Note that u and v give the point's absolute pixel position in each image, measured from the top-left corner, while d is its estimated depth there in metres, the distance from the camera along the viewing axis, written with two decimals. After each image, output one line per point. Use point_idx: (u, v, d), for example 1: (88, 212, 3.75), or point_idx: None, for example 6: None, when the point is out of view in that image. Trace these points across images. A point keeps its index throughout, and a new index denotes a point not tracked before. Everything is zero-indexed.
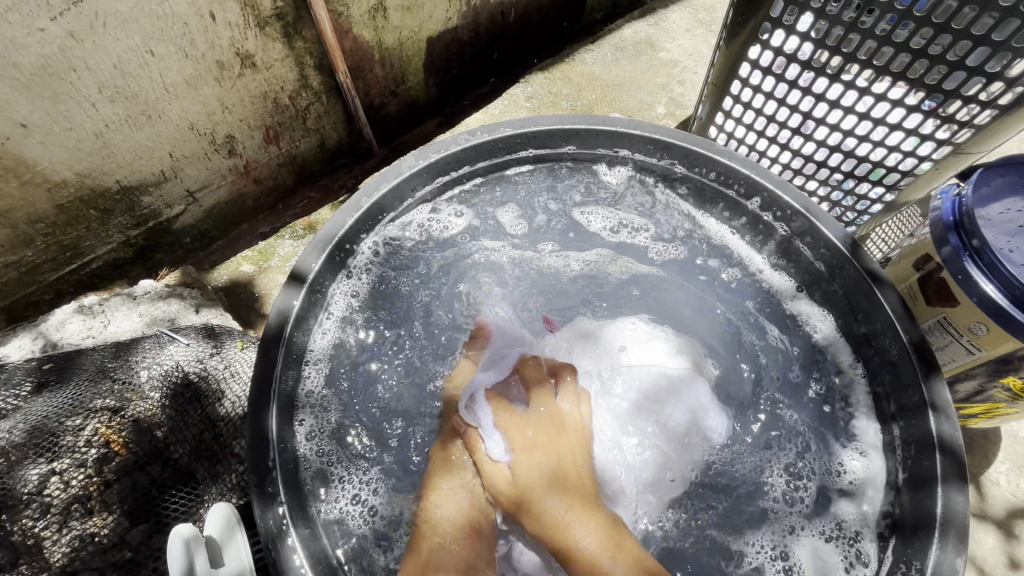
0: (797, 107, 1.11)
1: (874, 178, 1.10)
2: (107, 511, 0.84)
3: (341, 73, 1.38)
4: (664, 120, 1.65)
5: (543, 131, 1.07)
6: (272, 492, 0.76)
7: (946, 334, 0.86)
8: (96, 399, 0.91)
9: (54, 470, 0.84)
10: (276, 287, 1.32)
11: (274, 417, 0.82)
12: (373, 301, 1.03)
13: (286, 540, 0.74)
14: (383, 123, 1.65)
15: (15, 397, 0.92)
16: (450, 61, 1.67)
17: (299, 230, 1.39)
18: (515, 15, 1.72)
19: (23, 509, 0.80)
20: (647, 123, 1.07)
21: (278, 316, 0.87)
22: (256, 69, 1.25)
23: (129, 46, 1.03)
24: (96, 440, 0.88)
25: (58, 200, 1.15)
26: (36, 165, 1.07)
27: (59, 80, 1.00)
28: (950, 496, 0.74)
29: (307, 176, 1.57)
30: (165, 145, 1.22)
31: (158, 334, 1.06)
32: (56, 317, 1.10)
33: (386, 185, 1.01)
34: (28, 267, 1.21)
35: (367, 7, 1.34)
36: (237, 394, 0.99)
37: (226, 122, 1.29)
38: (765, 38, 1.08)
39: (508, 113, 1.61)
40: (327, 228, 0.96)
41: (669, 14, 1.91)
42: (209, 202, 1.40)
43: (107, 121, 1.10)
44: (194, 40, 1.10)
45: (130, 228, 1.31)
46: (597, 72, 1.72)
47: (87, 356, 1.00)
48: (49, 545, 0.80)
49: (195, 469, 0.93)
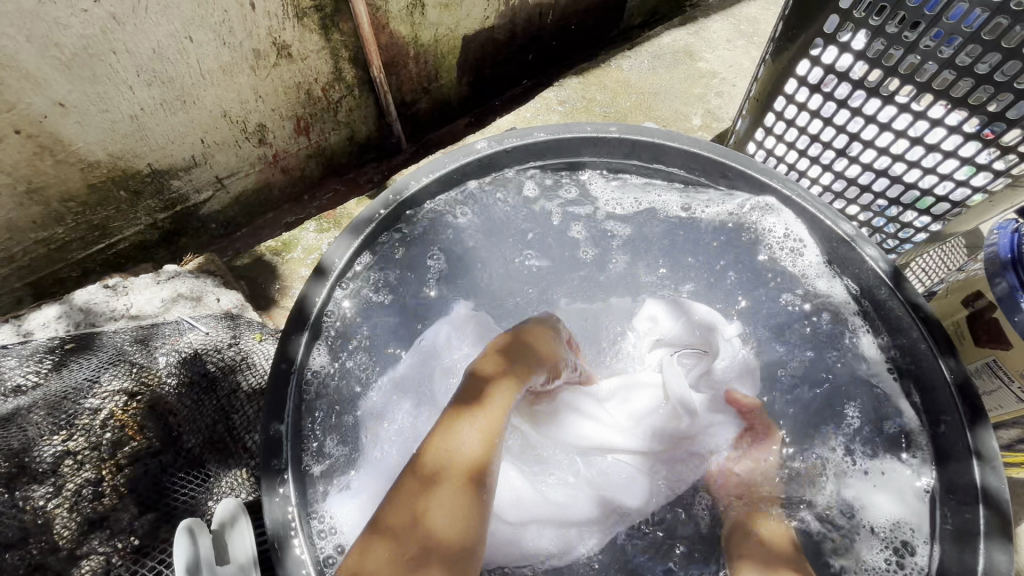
0: (844, 128, 1.06)
1: (921, 207, 1.05)
2: (116, 495, 0.84)
3: (374, 69, 1.37)
4: (699, 132, 1.62)
5: (579, 138, 1.05)
6: (282, 493, 0.76)
7: (996, 379, 0.81)
8: (112, 381, 0.90)
9: (67, 450, 0.83)
10: (299, 279, 1.32)
11: (290, 410, 0.81)
12: (408, 290, 1.04)
13: (293, 543, 0.74)
14: (413, 120, 1.65)
15: (35, 374, 0.92)
16: (484, 60, 1.65)
17: (324, 223, 1.39)
18: (553, 17, 1.70)
19: (38, 486, 0.79)
20: (685, 135, 1.04)
21: (299, 305, 0.87)
22: (292, 60, 1.24)
23: (168, 30, 1.03)
24: (110, 424, 0.87)
25: (90, 179, 1.16)
26: (71, 144, 1.08)
27: (98, 62, 1.00)
28: (992, 554, 0.70)
29: (334, 168, 1.57)
30: (198, 130, 1.22)
31: (178, 320, 1.07)
32: (81, 296, 1.11)
33: (417, 183, 0.99)
34: (58, 244, 1.22)
35: (405, 3, 1.33)
36: (253, 385, 1.02)
37: (258, 111, 1.29)
38: (816, 53, 1.04)
39: (540, 116, 1.58)
40: (361, 216, 0.95)
41: (711, 24, 1.87)
42: (237, 188, 1.40)
43: (143, 104, 1.10)
44: (232, 28, 1.10)
45: (158, 211, 1.31)
46: (633, 79, 1.69)
47: (104, 339, 1.00)
48: (59, 524, 0.79)
49: (206, 460, 0.94)
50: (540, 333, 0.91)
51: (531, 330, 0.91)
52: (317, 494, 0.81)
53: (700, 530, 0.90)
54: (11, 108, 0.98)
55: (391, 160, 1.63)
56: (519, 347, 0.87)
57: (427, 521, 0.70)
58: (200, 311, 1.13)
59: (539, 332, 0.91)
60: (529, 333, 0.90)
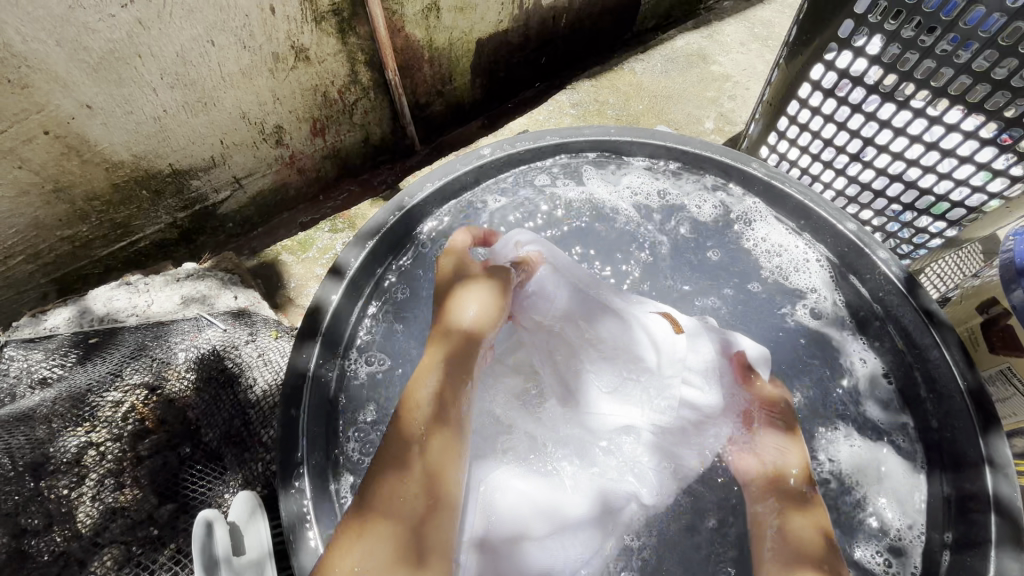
0: (858, 132, 1.06)
1: (936, 212, 1.05)
2: (137, 487, 0.87)
3: (389, 72, 1.39)
4: (712, 135, 1.62)
5: (590, 140, 1.07)
6: (298, 487, 0.77)
7: (1011, 386, 0.81)
8: (134, 375, 0.94)
9: (91, 441, 0.86)
10: (313, 278, 1.34)
11: (306, 406, 0.82)
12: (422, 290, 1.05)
13: (307, 534, 0.75)
14: (427, 122, 1.66)
15: (60, 366, 0.95)
16: (498, 64, 1.67)
17: (339, 223, 1.42)
18: (566, 20, 1.71)
19: (61, 477, 0.83)
20: (697, 139, 1.06)
21: (313, 307, 0.88)
22: (309, 63, 1.27)
23: (192, 35, 1.06)
24: (132, 416, 0.91)
25: (114, 178, 1.19)
26: (96, 144, 1.11)
27: (124, 65, 1.03)
28: (1005, 563, 0.70)
29: (349, 169, 1.59)
30: (217, 132, 1.25)
31: (197, 316, 1.10)
32: (103, 292, 1.14)
33: (430, 186, 1.01)
34: (82, 241, 1.25)
35: (421, 7, 1.35)
36: (268, 382, 1.03)
37: (276, 113, 1.31)
38: (830, 58, 1.04)
39: (553, 119, 1.59)
40: (374, 219, 0.97)
41: (724, 28, 1.87)
42: (254, 188, 1.43)
43: (166, 106, 1.13)
44: (252, 32, 1.13)
45: (178, 210, 1.34)
46: (646, 82, 1.69)
47: (125, 334, 1.03)
48: (81, 513, 0.82)
49: (224, 453, 0.95)
50: (473, 312, 0.84)
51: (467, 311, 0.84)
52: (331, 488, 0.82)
53: (710, 535, 0.90)
54: (41, 109, 1.00)
55: (405, 162, 1.66)
56: (462, 341, 0.82)
57: (433, 539, 0.67)
58: (217, 308, 1.16)
59: (474, 311, 0.84)
60: (458, 319, 0.84)
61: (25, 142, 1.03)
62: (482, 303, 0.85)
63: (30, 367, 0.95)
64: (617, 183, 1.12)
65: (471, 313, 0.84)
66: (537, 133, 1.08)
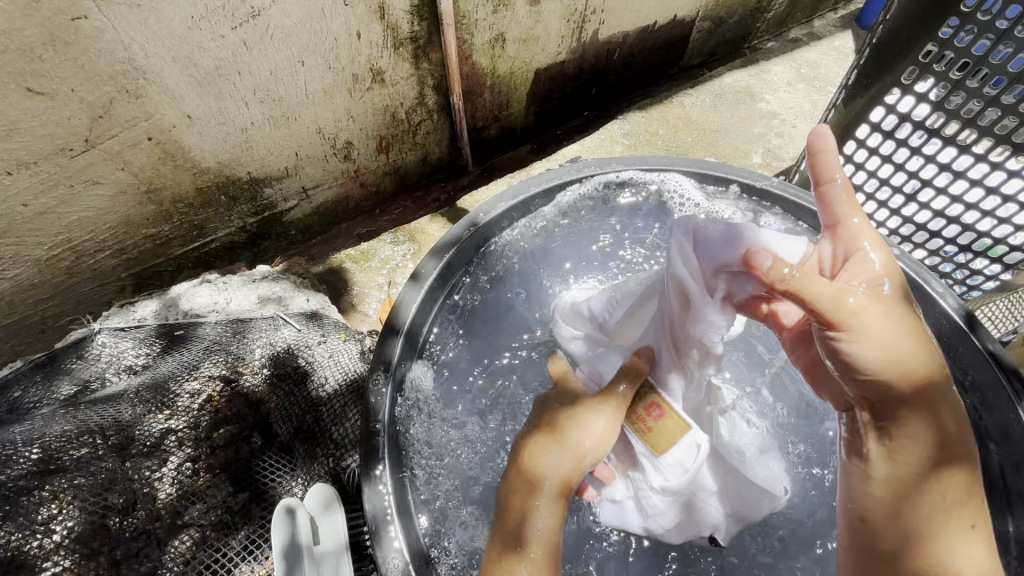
0: (916, 174, 1.09)
1: (992, 254, 1.07)
2: (211, 474, 0.91)
3: (455, 95, 1.47)
4: (759, 169, 1.66)
5: (652, 170, 1.13)
6: (379, 478, 0.80)
7: None
8: (212, 368, 1.00)
9: (172, 427, 0.91)
10: (372, 287, 1.40)
11: (386, 403, 0.86)
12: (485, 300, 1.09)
13: (388, 529, 0.78)
14: (482, 145, 1.74)
15: (146, 355, 1.03)
16: (552, 93, 1.74)
17: (399, 236, 1.49)
18: (619, 54, 1.78)
19: (145, 458, 0.87)
20: (760, 174, 1.10)
21: (395, 309, 0.93)
22: (384, 84, 1.35)
23: (287, 55, 1.14)
24: (209, 407, 0.96)
25: (199, 183, 1.27)
26: (190, 152, 1.19)
27: (225, 81, 1.11)
28: None
29: (406, 186, 1.67)
30: (294, 145, 1.33)
31: (273, 315, 1.17)
32: (185, 289, 1.22)
33: (502, 205, 1.07)
34: (161, 241, 1.33)
35: (489, 37, 1.43)
36: (337, 381, 1.08)
37: (348, 130, 1.39)
38: (892, 101, 1.08)
39: (604, 147, 1.65)
40: (450, 233, 1.02)
41: (771, 67, 1.93)
42: (319, 199, 1.51)
43: (254, 119, 1.21)
44: (339, 54, 1.21)
45: (249, 216, 1.42)
46: (695, 116, 1.75)
47: (207, 328, 1.11)
48: (162, 496, 0.86)
49: (294, 448, 1.01)
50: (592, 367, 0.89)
51: (852, 303, 0.68)
52: (412, 484, 0.84)
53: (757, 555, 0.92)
54: (149, 117, 1.09)
55: (458, 181, 1.74)
56: (881, 353, 0.68)
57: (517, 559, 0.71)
58: (291, 309, 1.22)
59: (846, 301, 0.68)
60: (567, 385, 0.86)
61: (130, 147, 1.11)
62: (876, 302, 0.69)
63: (119, 353, 1.03)
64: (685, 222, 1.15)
65: (867, 284, 0.71)
66: (603, 160, 1.15)
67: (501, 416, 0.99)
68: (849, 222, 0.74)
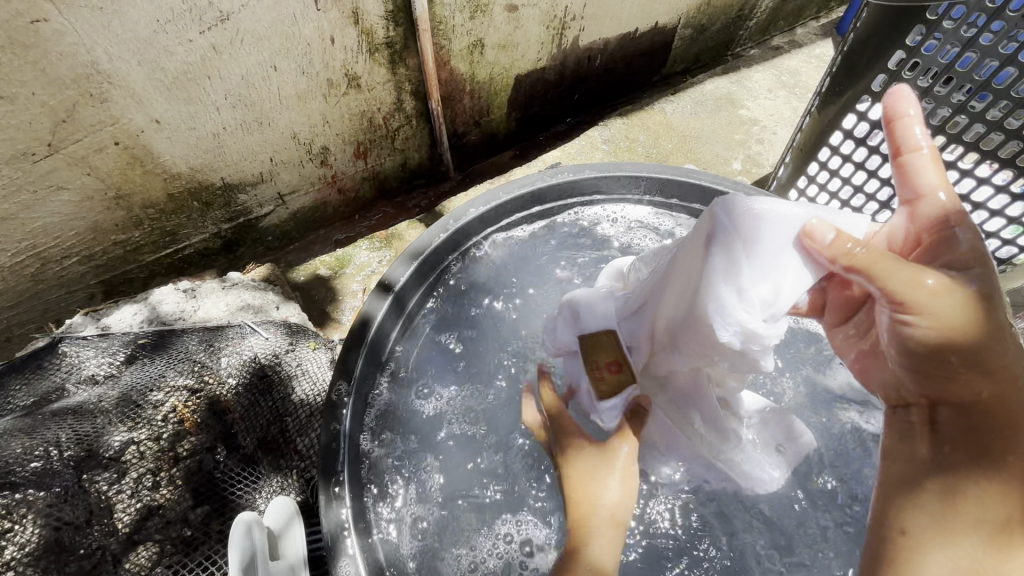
0: (887, 180, 1.10)
1: None
2: (173, 486, 0.88)
3: (433, 101, 1.46)
4: (739, 176, 1.67)
5: (625, 175, 1.12)
6: (338, 492, 0.81)
7: None
8: (178, 378, 0.97)
9: (133, 439, 0.89)
10: (349, 294, 1.39)
11: (347, 416, 0.86)
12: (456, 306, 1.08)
13: (345, 542, 0.78)
14: (463, 150, 1.73)
15: (109, 365, 1.01)
16: (533, 99, 1.74)
17: (376, 242, 1.47)
18: (600, 61, 1.78)
19: (102, 470, 0.84)
20: (732, 179, 1.09)
21: (360, 321, 0.93)
22: (360, 89, 1.34)
23: (258, 60, 1.13)
24: (172, 417, 0.93)
25: (170, 189, 1.25)
26: (160, 156, 1.17)
27: (194, 85, 1.10)
28: None
29: (385, 191, 1.65)
30: (268, 150, 1.31)
31: (242, 324, 1.14)
32: (158, 294, 1.20)
33: (473, 210, 1.06)
34: (132, 247, 1.31)
35: (467, 43, 1.42)
36: (306, 392, 1.07)
37: (324, 135, 1.38)
38: (863, 108, 1.08)
39: (584, 153, 1.65)
40: (418, 241, 1.01)
41: (752, 74, 1.94)
42: (296, 205, 1.49)
43: (225, 124, 1.20)
44: (312, 59, 1.20)
45: (223, 222, 1.40)
46: (675, 122, 1.75)
47: (176, 337, 1.08)
48: (119, 509, 0.83)
49: (259, 460, 0.98)
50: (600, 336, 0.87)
51: (929, 286, 0.60)
52: (369, 497, 0.85)
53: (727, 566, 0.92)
54: (115, 121, 1.07)
55: (439, 187, 1.73)
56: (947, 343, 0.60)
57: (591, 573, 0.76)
58: (262, 317, 1.20)
59: (920, 284, 0.60)
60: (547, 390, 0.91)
61: (96, 151, 1.10)
62: (953, 288, 0.60)
63: (82, 362, 1.00)
64: (660, 227, 1.15)
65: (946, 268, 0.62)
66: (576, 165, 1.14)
67: (471, 425, 0.97)
68: (932, 198, 0.67)
